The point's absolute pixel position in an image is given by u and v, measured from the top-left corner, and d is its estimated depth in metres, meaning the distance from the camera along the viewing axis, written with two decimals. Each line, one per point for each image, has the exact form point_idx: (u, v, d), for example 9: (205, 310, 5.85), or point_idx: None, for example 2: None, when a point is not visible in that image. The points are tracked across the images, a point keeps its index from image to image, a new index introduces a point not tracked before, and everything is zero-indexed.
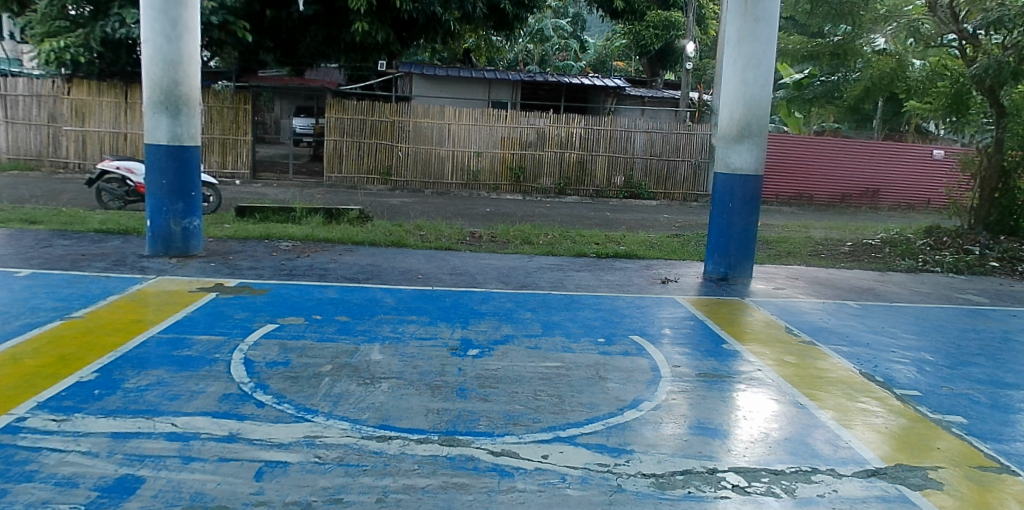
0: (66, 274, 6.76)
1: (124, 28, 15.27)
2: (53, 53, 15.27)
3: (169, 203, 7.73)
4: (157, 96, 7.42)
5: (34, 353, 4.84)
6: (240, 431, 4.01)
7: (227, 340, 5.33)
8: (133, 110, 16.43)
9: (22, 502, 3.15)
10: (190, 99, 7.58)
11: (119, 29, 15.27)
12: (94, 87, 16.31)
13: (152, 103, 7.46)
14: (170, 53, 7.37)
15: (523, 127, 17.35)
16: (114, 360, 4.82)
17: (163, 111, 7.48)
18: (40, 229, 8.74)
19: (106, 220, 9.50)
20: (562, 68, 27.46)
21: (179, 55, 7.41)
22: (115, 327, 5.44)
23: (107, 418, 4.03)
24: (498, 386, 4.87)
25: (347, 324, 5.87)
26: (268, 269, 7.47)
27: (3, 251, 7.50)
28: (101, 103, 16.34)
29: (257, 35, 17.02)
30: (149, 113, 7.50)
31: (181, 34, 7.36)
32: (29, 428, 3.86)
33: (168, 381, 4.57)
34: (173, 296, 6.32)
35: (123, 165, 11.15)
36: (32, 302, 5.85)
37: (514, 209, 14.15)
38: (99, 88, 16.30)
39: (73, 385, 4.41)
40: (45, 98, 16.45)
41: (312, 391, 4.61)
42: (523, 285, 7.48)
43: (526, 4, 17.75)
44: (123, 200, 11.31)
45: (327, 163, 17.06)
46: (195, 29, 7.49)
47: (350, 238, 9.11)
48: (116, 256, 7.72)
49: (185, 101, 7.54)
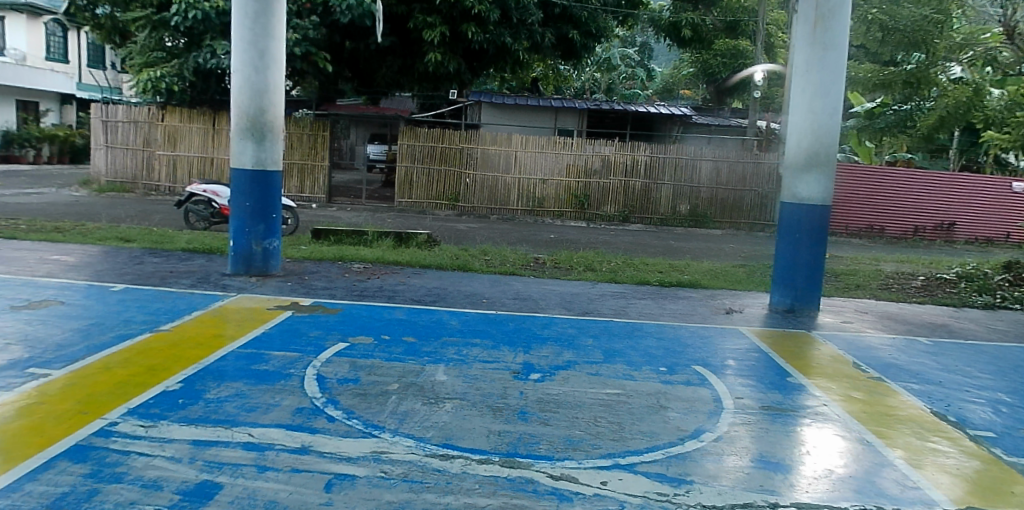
0: (156, 290, 7.21)
1: (214, 58, 16.05)
2: (149, 82, 16.27)
3: (251, 224, 8.15)
4: (244, 122, 7.87)
5: (126, 362, 5.19)
6: (312, 443, 4.23)
7: (302, 356, 5.56)
8: (219, 135, 17.33)
9: (112, 501, 3.43)
10: (274, 126, 8.00)
11: (209, 59, 16.06)
12: (185, 114, 17.38)
13: (239, 131, 7.92)
14: (257, 83, 7.82)
15: (588, 155, 17.50)
16: (197, 372, 5.11)
17: (249, 137, 7.92)
18: (134, 247, 9.35)
19: (193, 239, 10.07)
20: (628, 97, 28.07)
21: (266, 84, 7.85)
22: (200, 340, 5.77)
23: (190, 426, 4.32)
24: (559, 410, 4.94)
25: (415, 345, 6.01)
26: (341, 290, 7.75)
27: (101, 266, 8.06)
28: (191, 128, 17.38)
29: (337, 65, 17.75)
30: (236, 140, 7.96)
31: (268, 64, 7.80)
32: (119, 432, 4.19)
33: (246, 393, 4.83)
34: (252, 312, 6.64)
35: (210, 188, 11.84)
36: (125, 315, 6.25)
37: (578, 237, 14.18)
38: (189, 115, 17.37)
39: (161, 394, 4.73)
40: (142, 124, 17.61)
41: (379, 408, 4.78)
42: (585, 311, 7.52)
43: (593, 34, 18.10)
44: (209, 221, 11.92)
45: (397, 190, 17.66)
46: (281, 60, 7.93)
47: (418, 261, 9.37)
48: (201, 274, 8.17)
49: (270, 128, 7.97)
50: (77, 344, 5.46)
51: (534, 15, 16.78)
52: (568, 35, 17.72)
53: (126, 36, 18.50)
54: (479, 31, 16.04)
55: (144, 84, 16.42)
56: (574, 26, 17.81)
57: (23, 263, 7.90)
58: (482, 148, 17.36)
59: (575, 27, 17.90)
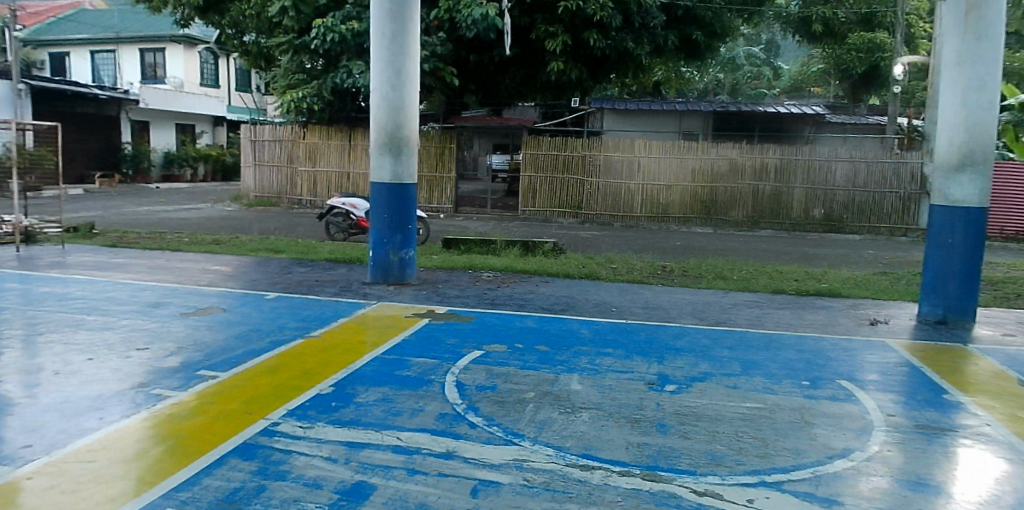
0: (304, 298, 7.70)
1: (351, 78, 16.51)
2: (293, 103, 17.16)
3: (389, 235, 8.52)
4: (382, 138, 8.26)
5: (282, 366, 5.57)
6: (456, 449, 4.36)
7: (441, 363, 5.75)
8: (354, 150, 18.25)
9: (279, 497, 3.69)
10: (410, 141, 8.34)
11: (346, 79, 16.53)
12: (324, 131, 18.51)
13: (378, 146, 8.32)
14: (394, 100, 8.18)
15: (715, 158, 17.05)
16: (347, 377, 5.40)
17: (387, 152, 8.30)
18: (283, 258, 10.05)
19: (334, 249, 10.68)
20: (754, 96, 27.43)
21: (402, 101, 8.21)
22: (347, 346, 6.10)
23: (344, 428, 4.57)
24: (697, 424, 4.83)
25: (548, 354, 6.07)
26: (473, 298, 7.96)
27: (256, 276, 8.72)
28: (329, 145, 18.47)
29: (463, 79, 18.28)
30: (375, 155, 8.37)
31: (404, 82, 8.15)
32: (281, 432, 4.50)
33: (393, 398, 5.05)
34: (392, 320, 6.94)
35: (348, 201, 12.49)
36: (279, 322, 6.71)
37: (706, 243, 13.83)
38: (328, 132, 18.47)
39: (316, 396, 5.03)
40: (286, 142, 19.01)
41: (518, 415, 4.86)
42: (719, 321, 7.31)
43: (718, 34, 18.04)
44: (347, 232, 12.60)
45: (522, 198, 17.93)
46: (415, 78, 8.27)
47: (545, 270, 9.46)
48: (343, 282, 8.65)
49: (406, 143, 8.32)
50: (239, 348, 5.93)
51: (656, 18, 16.74)
52: (692, 36, 17.59)
53: (270, 59, 19.93)
54: (601, 37, 16.04)
55: (287, 105, 17.37)
56: (699, 27, 17.64)
57: (189, 273, 8.70)
58: (604, 155, 17.35)
59: (699, 28, 17.72)
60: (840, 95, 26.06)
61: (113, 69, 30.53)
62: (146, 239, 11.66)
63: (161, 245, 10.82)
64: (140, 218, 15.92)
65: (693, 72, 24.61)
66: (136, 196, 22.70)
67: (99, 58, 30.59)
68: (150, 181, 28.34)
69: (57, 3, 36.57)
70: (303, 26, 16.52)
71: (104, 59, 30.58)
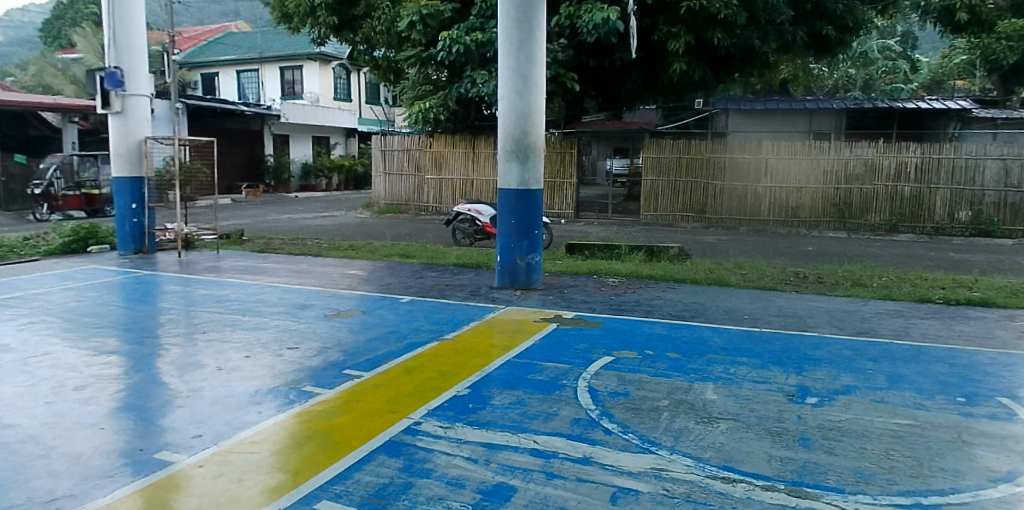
0: (437, 302, 8.00)
1: (474, 88, 16.85)
2: (421, 114, 18.09)
3: (516, 240, 8.69)
4: (510, 145, 8.44)
5: (419, 367, 5.81)
6: (593, 454, 4.38)
7: (572, 368, 5.80)
8: (478, 158, 18.90)
9: (426, 494, 3.84)
10: (537, 147, 8.49)
11: (470, 89, 16.91)
12: (449, 140, 19.21)
13: (505, 153, 8.51)
14: (521, 107, 8.35)
15: (848, 158, 16.30)
16: (481, 379, 5.56)
17: (514, 159, 8.47)
18: (414, 262, 10.50)
19: (461, 255, 11.04)
20: (889, 92, 25.78)
21: (529, 108, 8.36)
22: (479, 349, 6.29)
23: (482, 430, 4.70)
24: (842, 439, 4.61)
25: (679, 362, 5.99)
26: (599, 303, 7.98)
27: (390, 280, 9.16)
28: (454, 153, 19.16)
29: (583, 83, 18.50)
30: (503, 162, 8.57)
31: (530, 89, 8.31)
32: (424, 431, 4.69)
33: (527, 401, 5.15)
34: (521, 324, 7.09)
35: (473, 207, 12.79)
36: (415, 324, 7.01)
37: (840, 248, 13.17)
38: (453, 141, 19.14)
39: (453, 397, 5.21)
40: (413, 152, 19.86)
41: (653, 423, 4.83)
42: (860, 331, 6.95)
43: (850, 28, 17.01)
44: (473, 237, 12.96)
45: (644, 203, 17.96)
46: (542, 84, 8.40)
47: (671, 276, 9.34)
48: (472, 287, 8.91)
49: (533, 149, 8.46)
50: (380, 349, 6.24)
51: (784, 14, 16.08)
52: (822, 31, 16.74)
53: (398, 73, 20.86)
54: (725, 37, 15.56)
55: (416, 116, 18.24)
56: (829, 21, 16.76)
57: (329, 276, 9.28)
58: (729, 157, 17.10)
59: (830, 22, 16.84)
60: (990, 88, 23.95)
61: (257, 88, 32.96)
62: (289, 245, 12.54)
63: (303, 250, 11.60)
64: (280, 225, 17.13)
65: (820, 68, 23.47)
66: (274, 205, 24.41)
67: (246, 77, 33.07)
68: (289, 190, 30.88)
69: (206, 28, 39.90)
70: (430, 38, 17.09)
71: (249, 78, 33.02)
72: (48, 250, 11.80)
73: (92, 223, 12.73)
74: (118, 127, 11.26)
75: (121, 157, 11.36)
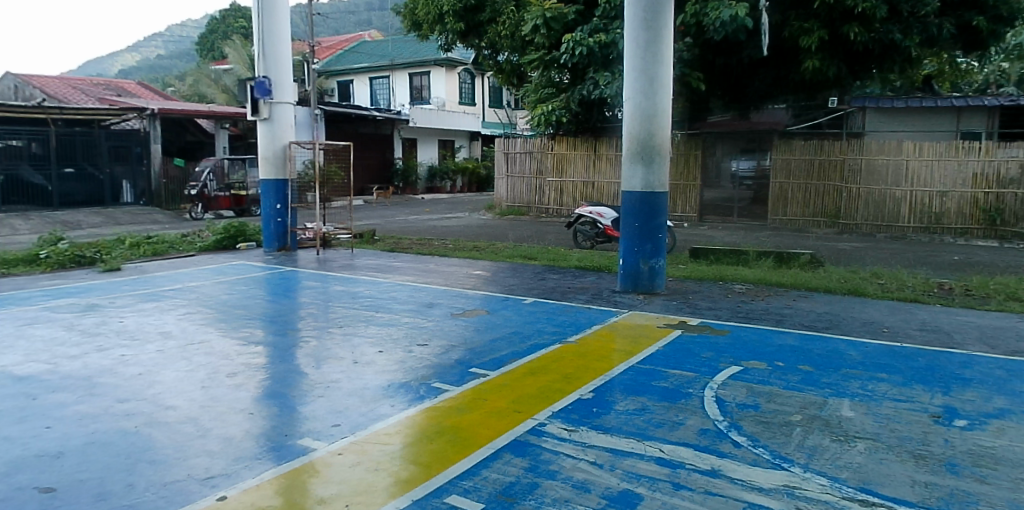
0: (559, 304, 8.09)
1: (597, 89, 17.06)
2: (544, 115, 18.64)
3: (639, 244, 8.63)
4: (635, 147, 8.36)
5: (544, 369, 5.91)
6: (722, 467, 4.25)
7: (697, 377, 5.70)
8: (600, 160, 19.39)
9: (552, 496, 3.87)
10: (662, 149, 8.37)
11: (593, 91, 17.17)
12: (572, 143, 19.82)
13: (630, 155, 8.46)
14: (647, 108, 8.26)
15: (1000, 161, 14.92)
16: (605, 384, 5.57)
17: (639, 161, 8.40)
18: (536, 264, 10.66)
19: (582, 257, 11.09)
20: None
21: (655, 109, 8.25)
22: (601, 353, 6.31)
23: (607, 434, 4.70)
24: (999, 467, 4.22)
25: (812, 375, 5.73)
26: (725, 310, 7.77)
27: (513, 281, 9.34)
28: (576, 155, 19.75)
29: (710, 85, 18.03)
30: (627, 164, 8.51)
31: (657, 90, 8.20)
32: (549, 432, 4.75)
33: (652, 408, 5.11)
34: (644, 329, 7.04)
35: (595, 209, 12.85)
36: (538, 326, 7.13)
37: (992, 258, 12.09)
38: (576, 143, 19.74)
39: (577, 401, 5.26)
40: (536, 154, 20.60)
41: (784, 439, 4.64)
42: (1018, 351, 6.34)
43: (1005, 18, 15.43)
44: (593, 240, 12.97)
45: (771, 206, 17.60)
46: (669, 85, 8.28)
47: (802, 284, 8.94)
48: (593, 290, 8.93)
49: (658, 151, 8.35)
50: (505, 349, 6.42)
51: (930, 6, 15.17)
52: (972, 23, 15.33)
53: (521, 77, 21.00)
54: (863, 31, 14.93)
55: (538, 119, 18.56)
56: (980, 11, 15.42)
57: (455, 276, 9.61)
58: (866, 159, 16.23)
59: (981, 13, 15.47)
60: None
61: (388, 94, 34.37)
62: (417, 245, 13.09)
63: (430, 250, 12.07)
64: (409, 225, 17.88)
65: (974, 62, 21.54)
66: (404, 206, 25.48)
67: (377, 84, 34.59)
68: (416, 190, 32.02)
69: (341, 37, 42.20)
70: (554, 41, 17.10)
71: (380, 85, 34.50)
72: (202, 246, 13.03)
73: (240, 221, 13.86)
74: (265, 133, 12.17)
75: (268, 161, 12.28)
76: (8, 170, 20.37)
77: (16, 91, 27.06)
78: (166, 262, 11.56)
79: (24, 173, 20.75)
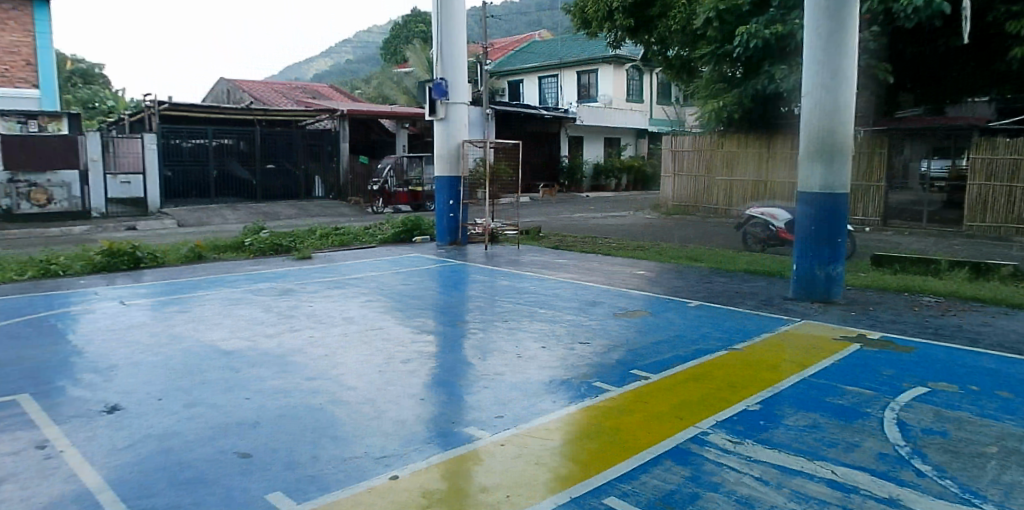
0: (725, 309, 7.80)
1: (773, 84, 16.07)
2: (716, 111, 17.84)
3: (816, 249, 8.09)
4: (814, 144, 7.85)
5: (708, 377, 5.76)
6: (902, 496, 3.85)
7: (876, 396, 5.25)
8: (772, 158, 18.78)
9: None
10: (845, 146, 7.77)
11: (768, 85, 16.17)
12: (742, 140, 19.28)
13: (808, 153, 7.94)
14: (827, 103, 7.70)
15: None
16: (773, 396, 5.31)
17: (818, 159, 7.87)
18: (702, 266, 10.34)
19: (751, 261, 10.60)
20: None
21: (837, 104, 7.68)
22: (770, 363, 6.02)
23: (773, 450, 4.47)
24: None
25: (1015, 403, 5.06)
26: (911, 325, 7.06)
27: (677, 283, 9.15)
28: (747, 154, 19.24)
29: (898, 74, 17.32)
30: (804, 162, 8.00)
31: (841, 83, 7.63)
32: (712, 442, 4.60)
33: (823, 426, 4.79)
34: (818, 341, 6.61)
35: (767, 211, 12.28)
36: (702, 331, 6.95)
37: None
38: (747, 141, 19.18)
39: (742, 412, 5.06)
40: (704, 152, 20.32)
41: (977, 472, 4.14)
42: None
43: None
44: (764, 243, 12.32)
45: (967, 212, 15.60)
46: (854, 79, 7.67)
47: (1006, 300, 7.89)
48: (761, 296, 8.50)
49: (840, 149, 7.77)
50: (668, 353, 6.34)
51: None
52: None
53: (692, 71, 20.50)
54: None
55: (709, 115, 18.22)
56: None
57: (618, 276, 9.60)
58: None
59: None
60: None
61: (556, 91, 35.10)
62: (580, 243, 13.22)
63: (592, 249, 12.14)
64: (573, 223, 18.07)
65: None
66: (569, 203, 25.74)
67: (547, 82, 35.52)
68: (581, 189, 32.42)
69: (512, 38, 43.54)
70: (725, 34, 16.55)
71: (549, 84, 35.36)
72: (383, 238, 14.12)
73: (416, 216, 14.83)
74: (442, 131, 12.92)
75: (444, 158, 12.99)
76: (221, 165, 23.34)
77: (228, 95, 30.75)
78: (351, 252, 12.66)
79: (232, 168, 23.59)
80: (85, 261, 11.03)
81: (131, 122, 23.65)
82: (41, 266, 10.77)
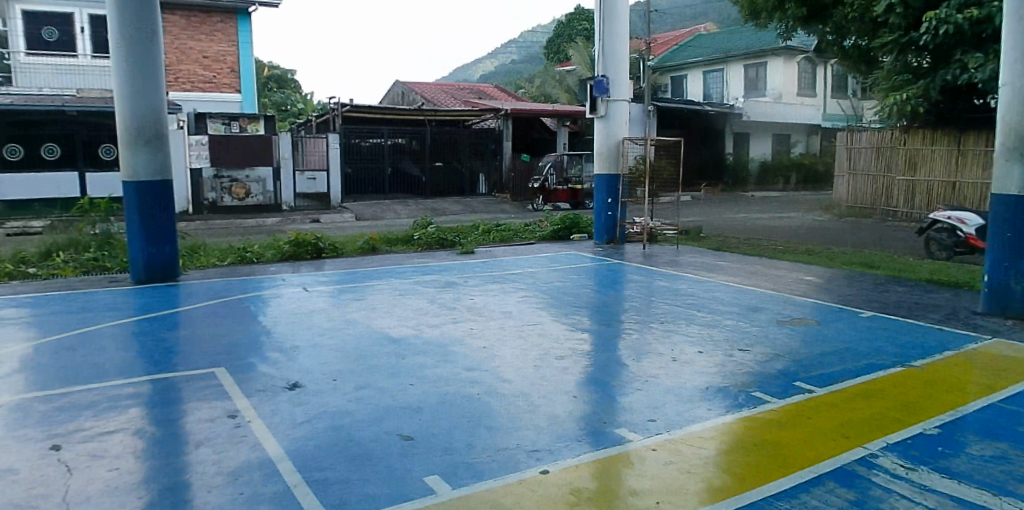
0: (904, 321, 7.07)
1: (965, 73, 14.46)
2: (895, 106, 16.08)
3: (1011, 259, 7.14)
4: (1012, 141, 6.95)
5: (878, 394, 5.25)
6: None
7: None
8: (965, 156, 16.60)
9: None
10: None
11: (959, 76, 14.61)
12: (929, 137, 17.38)
13: (1005, 150, 7.03)
14: None
15: None
16: (956, 421, 4.73)
17: (1017, 158, 6.95)
18: (877, 274, 9.45)
19: (937, 270, 9.51)
20: None
21: None
22: (956, 384, 5.37)
23: (954, 480, 3.97)
24: None
25: None
26: None
27: (848, 291, 8.43)
28: (934, 152, 17.24)
29: None
30: (1001, 161, 7.09)
31: None
32: (881, 466, 4.19)
33: (1018, 459, 4.19)
34: (1017, 362, 5.79)
35: (956, 215, 10.88)
36: (875, 344, 6.35)
37: None
38: (935, 138, 17.23)
39: (919, 435, 4.56)
40: (884, 149, 18.72)
41: None
42: None
43: None
44: (952, 250, 11.03)
45: None
46: None
47: None
48: (948, 308, 7.60)
49: None
50: (835, 365, 5.86)
51: None
52: None
53: (872, 62, 18.76)
54: None
55: (889, 109, 16.36)
56: None
57: (781, 281, 9.04)
58: None
59: None
60: None
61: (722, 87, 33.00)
62: (744, 245, 12.61)
63: (756, 251, 11.54)
64: (739, 224, 17.24)
65: None
66: (733, 203, 24.75)
67: (710, 77, 33.58)
68: (746, 187, 31.20)
69: (673, 34, 41.94)
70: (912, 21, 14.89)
71: (714, 78, 33.30)
72: (542, 236, 14.34)
73: (575, 214, 14.90)
74: (602, 130, 12.89)
75: (603, 157, 12.95)
76: (394, 163, 25.03)
77: (402, 97, 32.84)
78: (510, 248, 13.02)
79: (405, 166, 25.23)
80: (275, 250, 12.31)
81: (316, 123, 25.94)
82: (239, 253, 12.19)
